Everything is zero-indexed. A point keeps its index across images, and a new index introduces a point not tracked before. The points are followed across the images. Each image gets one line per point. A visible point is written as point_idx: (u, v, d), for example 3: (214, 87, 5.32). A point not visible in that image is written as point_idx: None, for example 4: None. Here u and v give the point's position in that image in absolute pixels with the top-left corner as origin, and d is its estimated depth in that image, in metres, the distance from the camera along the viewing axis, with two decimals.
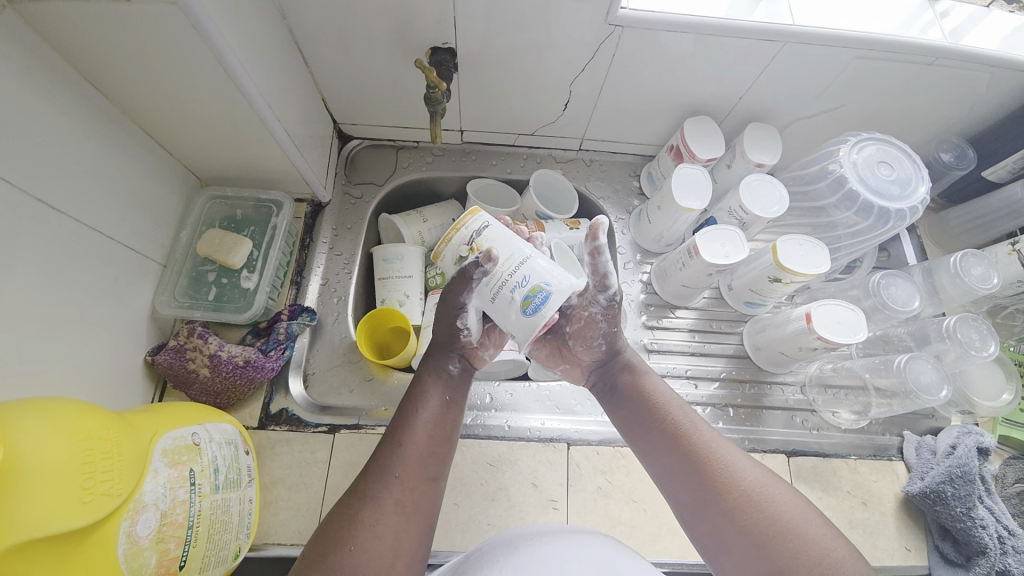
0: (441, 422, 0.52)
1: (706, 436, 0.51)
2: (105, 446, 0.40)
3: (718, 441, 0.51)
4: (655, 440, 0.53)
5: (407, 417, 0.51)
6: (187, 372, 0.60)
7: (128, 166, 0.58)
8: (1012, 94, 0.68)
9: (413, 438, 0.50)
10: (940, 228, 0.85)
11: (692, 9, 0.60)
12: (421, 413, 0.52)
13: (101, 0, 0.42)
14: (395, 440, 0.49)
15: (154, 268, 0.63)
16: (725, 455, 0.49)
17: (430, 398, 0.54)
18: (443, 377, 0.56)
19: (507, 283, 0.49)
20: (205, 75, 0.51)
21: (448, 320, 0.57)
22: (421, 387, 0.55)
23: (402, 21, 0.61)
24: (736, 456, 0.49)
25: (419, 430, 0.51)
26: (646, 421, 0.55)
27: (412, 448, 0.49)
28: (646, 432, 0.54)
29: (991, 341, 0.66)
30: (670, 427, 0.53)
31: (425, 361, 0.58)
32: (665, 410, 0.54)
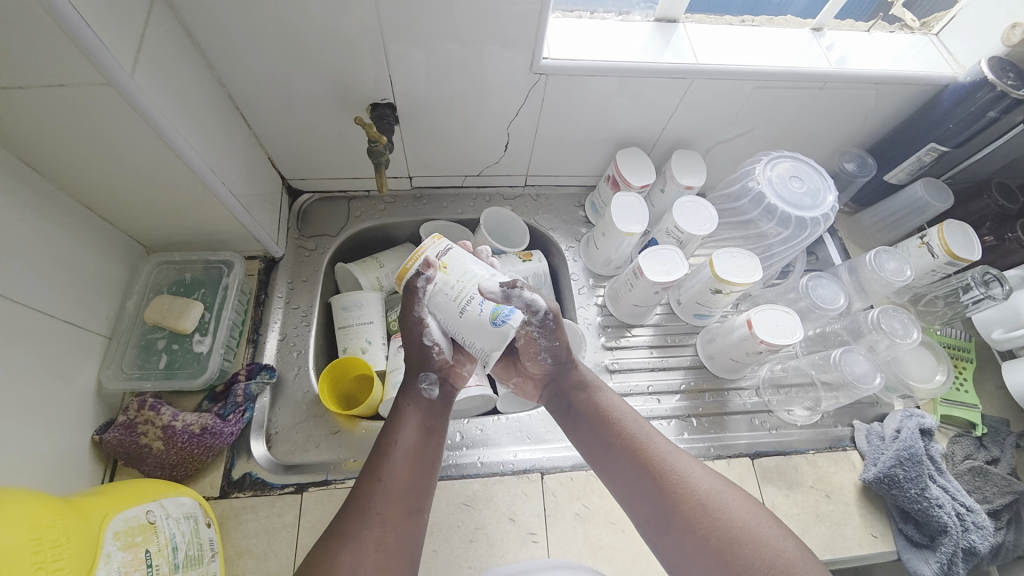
0: (421, 453, 0.52)
1: (664, 448, 0.53)
2: (53, 534, 0.39)
3: (675, 454, 0.53)
4: (612, 455, 0.54)
5: (384, 451, 0.51)
6: (139, 447, 0.58)
7: (66, 242, 0.57)
8: (896, 107, 0.77)
9: (392, 471, 0.50)
10: (857, 229, 0.93)
11: (609, 55, 0.66)
12: (401, 444, 0.52)
13: (35, 86, 0.43)
14: (374, 476, 0.49)
15: (99, 341, 0.61)
16: (682, 466, 0.51)
17: (408, 427, 0.54)
18: (423, 403, 0.57)
19: (472, 302, 0.51)
20: (144, 146, 0.52)
21: (417, 340, 0.57)
22: (399, 416, 0.55)
23: (341, 81, 0.64)
24: (693, 465, 0.52)
25: (400, 462, 0.51)
26: (604, 437, 0.56)
27: (392, 483, 0.49)
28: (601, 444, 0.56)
29: (913, 329, 0.72)
30: (627, 441, 0.54)
31: (402, 390, 0.58)
32: (621, 428, 0.55)
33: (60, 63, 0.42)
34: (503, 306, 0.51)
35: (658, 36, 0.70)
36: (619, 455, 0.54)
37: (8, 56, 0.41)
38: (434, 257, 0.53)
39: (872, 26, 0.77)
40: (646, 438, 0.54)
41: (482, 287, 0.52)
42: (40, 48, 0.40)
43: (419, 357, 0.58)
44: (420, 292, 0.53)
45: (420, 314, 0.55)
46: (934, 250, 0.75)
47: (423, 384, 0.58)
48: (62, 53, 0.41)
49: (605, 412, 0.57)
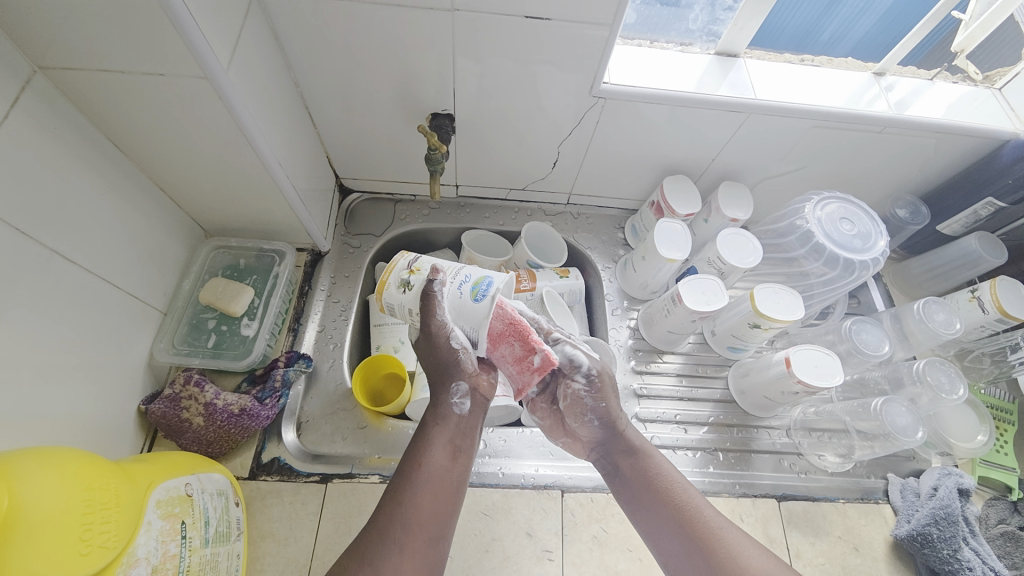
0: (446, 475, 0.53)
1: (714, 518, 0.52)
2: (104, 496, 0.40)
3: (727, 530, 0.51)
4: (662, 521, 0.53)
5: (409, 471, 0.52)
6: (180, 421, 0.60)
7: (138, 219, 0.60)
8: (954, 157, 0.76)
9: (416, 497, 0.50)
10: (902, 277, 0.91)
11: (667, 84, 0.67)
12: (427, 464, 0.53)
13: (137, 72, 0.47)
14: (396, 500, 0.50)
15: (155, 315, 0.64)
16: (730, 542, 0.50)
17: (435, 451, 0.54)
18: (452, 421, 0.57)
19: (450, 284, 0.56)
20: (221, 135, 0.55)
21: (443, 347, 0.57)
22: (426, 436, 0.55)
23: (405, 91, 0.67)
24: (743, 540, 0.51)
25: (426, 486, 0.51)
26: (655, 496, 0.55)
27: (413, 507, 0.49)
28: (649, 512, 0.55)
29: (960, 384, 0.70)
30: (680, 506, 0.53)
31: (431, 407, 0.58)
32: (677, 491, 0.54)
33: (162, 55, 0.45)
34: (481, 283, 0.55)
35: (716, 68, 0.70)
36: (670, 519, 0.53)
37: (120, 44, 0.44)
38: (407, 265, 0.58)
39: (934, 75, 0.76)
40: (697, 507, 0.53)
41: (459, 271, 0.57)
42: (147, 40, 0.44)
43: (445, 365, 0.58)
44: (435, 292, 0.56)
45: (441, 317, 0.56)
46: (985, 305, 0.73)
47: (452, 400, 0.58)
48: (168, 46, 0.44)
49: (655, 473, 0.56)
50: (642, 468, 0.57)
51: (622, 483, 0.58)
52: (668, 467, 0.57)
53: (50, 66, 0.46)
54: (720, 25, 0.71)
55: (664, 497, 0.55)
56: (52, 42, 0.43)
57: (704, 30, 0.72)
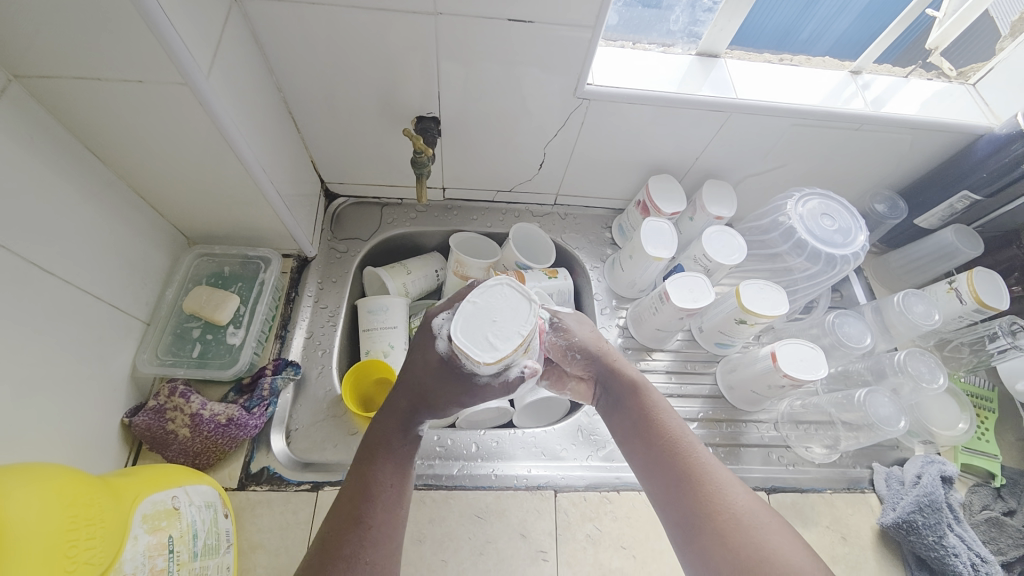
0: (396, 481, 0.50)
1: (704, 457, 0.50)
2: (88, 513, 0.40)
3: (716, 469, 0.49)
4: (650, 458, 0.52)
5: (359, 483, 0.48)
6: (165, 433, 0.59)
7: (118, 228, 0.59)
8: (929, 153, 0.78)
9: (383, 517, 0.47)
10: (883, 270, 0.93)
11: (650, 85, 0.68)
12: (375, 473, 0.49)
13: (115, 79, 0.46)
14: (351, 518, 0.46)
15: (137, 326, 0.63)
16: (717, 481, 0.48)
17: (394, 469, 0.50)
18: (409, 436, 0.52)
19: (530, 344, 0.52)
20: (202, 141, 0.54)
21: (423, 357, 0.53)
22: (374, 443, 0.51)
23: (390, 94, 0.67)
24: (732, 482, 0.48)
25: (387, 507, 0.48)
26: (647, 433, 0.53)
27: (381, 530, 0.46)
28: (641, 441, 0.53)
29: (940, 374, 0.72)
30: (670, 442, 0.51)
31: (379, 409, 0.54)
32: (670, 429, 0.53)
33: (140, 61, 0.44)
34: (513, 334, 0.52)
35: (698, 68, 0.72)
36: (659, 457, 0.51)
37: (97, 50, 0.43)
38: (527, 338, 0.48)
39: (909, 72, 0.78)
40: (687, 444, 0.51)
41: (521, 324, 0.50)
42: (126, 46, 0.43)
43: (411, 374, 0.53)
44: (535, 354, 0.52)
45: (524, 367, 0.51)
46: (962, 296, 0.75)
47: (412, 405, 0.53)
48: (147, 52, 0.43)
49: (649, 411, 0.55)
50: (637, 405, 0.55)
51: (616, 416, 0.57)
52: (663, 404, 0.55)
53: (23, 74, 0.45)
54: (701, 25, 0.72)
55: (656, 430, 0.53)
56: (26, 49, 0.42)
57: (686, 31, 0.73)
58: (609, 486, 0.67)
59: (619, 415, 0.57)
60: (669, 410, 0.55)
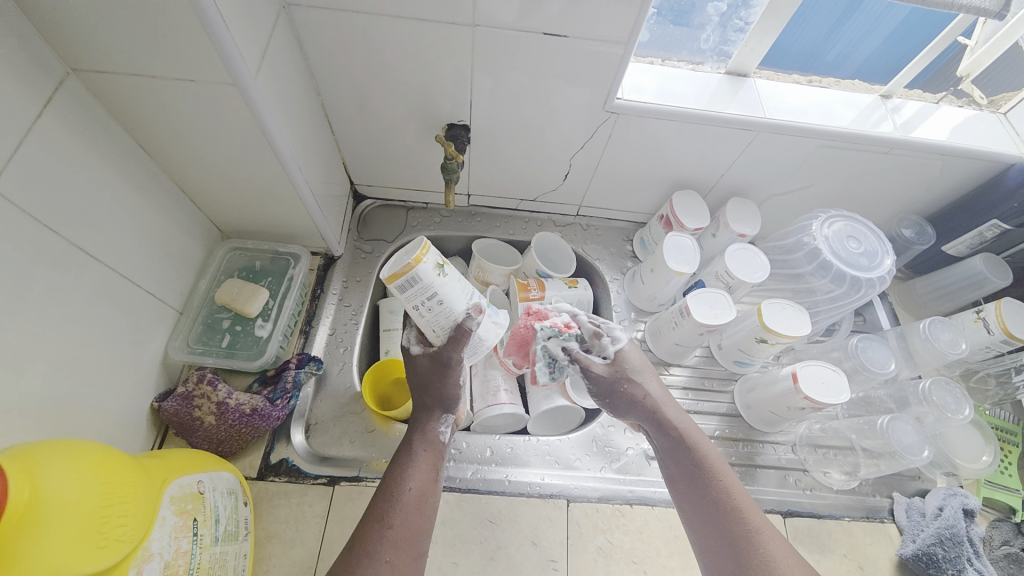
0: (426, 498, 0.53)
1: (754, 518, 0.52)
2: (122, 490, 0.41)
3: (767, 530, 0.51)
4: (703, 516, 0.54)
5: (390, 491, 0.52)
6: (192, 419, 0.61)
7: (159, 218, 0.61)
8: (960, 180, 0.77)
9: (405, 519, 0.50)
10: (908, 296, 0.91)
11: (678, 101, 0.69)
12: (406, 487, 0.52)
13: (167, 78, 0.49)
14: (386, 525, 0.49)
15: (171, 314, 0.65)
16: (768, 543, 0.50)
17: (418, 471, 0.54)
18: (431, 444, 0.57)
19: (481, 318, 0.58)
20: (244, 139, 0.56)
21: (452, 380, 0.59)
22: (408, 460, 0.55)
23: (423, 101, 0.69)
24: (780, 544, 0.50)
25: (409, 508, 0.51)
26: (701, 490, 0.55)
27: (404, 529, 0.49)
28: (696, 494, 0.55)
29: (966, 404, 0.70)
30: (724, 501, 0.53)
31: (414, 427, 0.58)
32: (724, 485, 0.54)
33: (192, 62, 0.47)
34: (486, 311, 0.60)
35: (727, 87, 0.72)
36: (711, 516, 0.53)
37: (152, 51, 0.46)
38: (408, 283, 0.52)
39: (940, 98, 0.78)
40: (742, 502, 0.53)
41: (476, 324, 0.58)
42: (179, 47, 0.45)
43: (438, 395, 0.59)
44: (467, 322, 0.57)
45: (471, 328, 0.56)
46: (990, 326, 0.73)
47: (439, 429, 0.59)
48: (200, 53, 0.46)
49: (705, 465, 0.56)
50: (693, 457, 0.57)
51: (666, 464, 0.58)
52: (716, 458, 0.57)
53: (83, 69, 0.48)
54: (731, 45, 0.73)
55: (710, 485, 0.55)
56: (88, 46, 0.45)
57: (715, 51, 0.74)
58: (622, 499, 0.67)
59: (670, 464, 0.58)
60: (720, 462, 0.57)
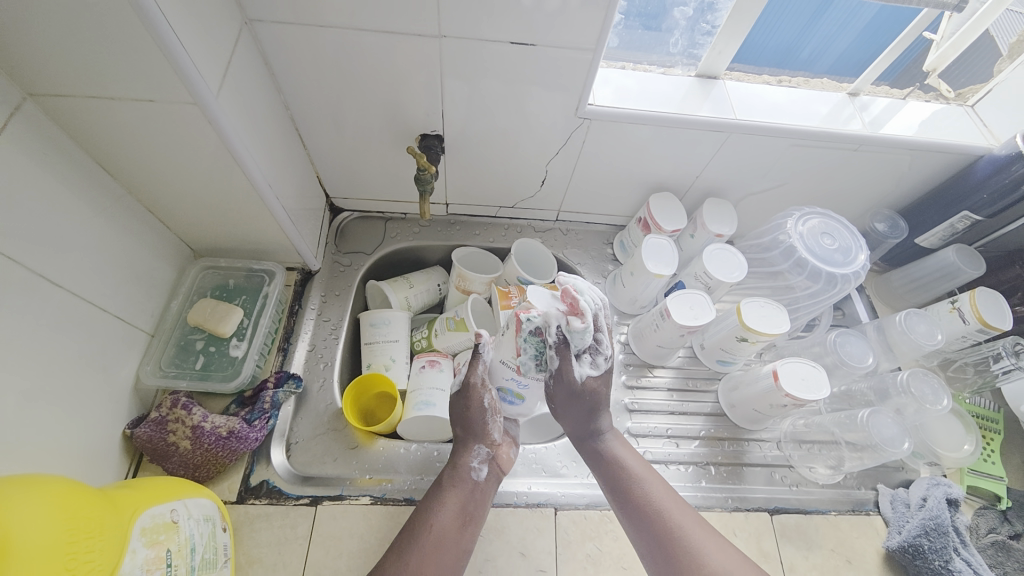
0: (455, 537, 0.56)
1: (678, 519, 0.57)
2: (88, 525, 0.40)
3: (691, 524, 0.57)
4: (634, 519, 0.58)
5: (417, 528, 0.56)
6: (167, 445, 0.59)
7: (126, 240, 0.60)
8: (928, 173, 0.79)
9: (425, 557, 0.53)
10: (885, 288, 0.93)
11: (651, 105, 0.69)
12: (435, 525, 0.56)
13: (126, 98, 0.47)
14: (402, 562, 0.53)
15: (142, 338, 0.63)
16: (692, 536, 0.56)
17: (443, 511, 0.57)
18: (458, 482, 0.60)
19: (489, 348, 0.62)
20: (211, 157, 0.55)
21: (474, 404, 0.64)
22: (439, 496, 0.59)
23: (395, 112, 0.68)
24: (707, 539, 0.56)
25: (434, 545, 0.54)
26: (628, 497, 0.60)
27: (417, 570, 0.52)
28: (629, 505, 0.59)
29: (944, 395, 0.71)
30: (649, 507, 0.58)
31: (449, 469, 0.62)
32: (647, 491, 0.60)
33: (153, 81, 0.46)
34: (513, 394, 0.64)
35: (698, 90, 0.73)
36: (643, 519, 0.58)
37: (110, 70, 0.45)
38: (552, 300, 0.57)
39: (907, 94, 0.80)
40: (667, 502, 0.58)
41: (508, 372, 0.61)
42: (139, 66, 0.44)
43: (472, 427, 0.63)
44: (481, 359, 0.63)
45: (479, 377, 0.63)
46: (965, 316, 0.74)
47: (472, 464, 0.62)
48: (161, 72, 0.45)
49: (629, 472, 0.62)
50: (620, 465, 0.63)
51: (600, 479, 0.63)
52: (640, 464, 0.63)
53: (40, 93, 0.46)
54: (700, 48, 0.74)
55: (637, 495, 0.60)
56: (42, 69, 0.44)
57: (685, 54, 0.75)
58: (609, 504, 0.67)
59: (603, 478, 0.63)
60: (645, 471, 0.62)
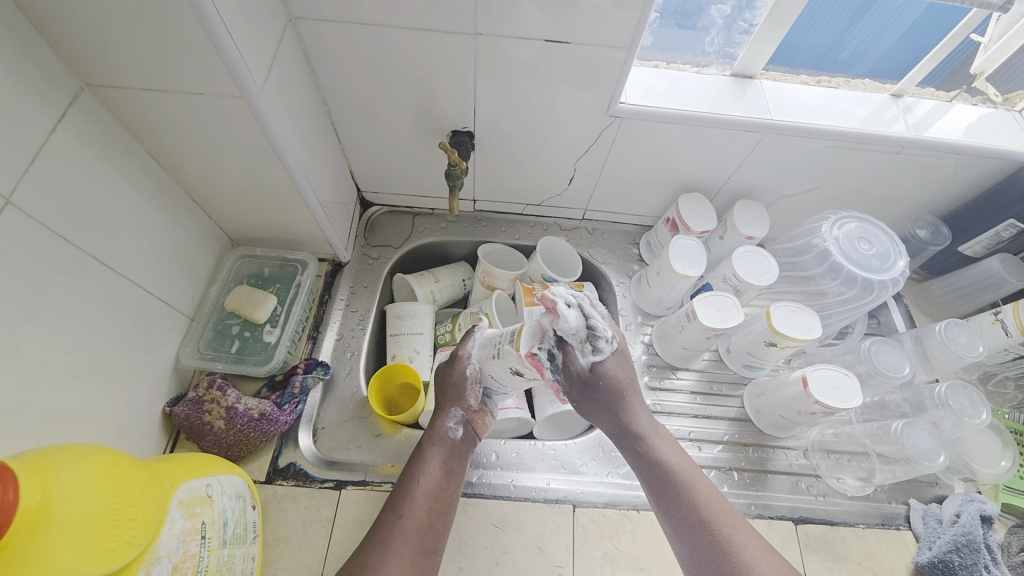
0: (441, 493, 0.57)
1: (725, 525, 0.54)
2: (131, 494, 0.42)
3: (737, 529, 0.54)
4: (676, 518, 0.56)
5: (406, 486, 0.56)
6: (202, 423, 0.62)
7: (170, 227, 0.63)
8: (975, 179, 0.75)
9: (413, 511, 0.54)
10: (924, 297, 0.89)
11: (683, 104, 0.69)
12: (422, 481, 0.57)
13: (175, 90, 0.50)
14: (396, 515, 0.54)
15: (182, 321, 0.66)
16: (739, 543, 0.53)
17: (426, 469, 0.58)
18: (438, 441, 0.61)
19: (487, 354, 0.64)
20: (252, 149, 0.57)
21: (456, 372, 0.65)
22: (423, 456, 0.59)
23: (427, 109, 0.70)
24: (755, 546, 0.53)
25: (422, 502, 0.55)
26: (673, 497, 0.57)
27: (411, 521, 0.53)
28: (671, 506, 0.57)
29: (984, 409, 0.68)
30: (694, 510, 0.55)
31: (429, 429, 0.63)
32: (692, 494, 0.56)
33: (199, 75, 0.48)
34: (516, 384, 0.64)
35: (732, 89, 0.72)
36: (686, 518, 0.56)
37: (161, 64, 0.47)
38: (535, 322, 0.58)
39: (953, 96, 0.77)
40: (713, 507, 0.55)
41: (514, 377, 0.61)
42: (187, 60, 0.47)
43: (450, 392, 0.64)
44: (474, 336, 0.66)
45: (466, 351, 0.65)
46: (1008, 328, 0.71)
47: (449, 425, 0.62)
48: (208, 66, 0.47)
49: (674, 473, 0.58)
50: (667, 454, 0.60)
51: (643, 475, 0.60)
52: (683, 464, 0.59)
53: (97, 84, 0.49)
54: (736, 47, 0.73)
55: (681, 497, 0.57)
56: (101, 62, 0.47)
57: (721, 52, 0.74)
58: (628, 504, 0.66)
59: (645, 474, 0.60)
60: (690, 469, 0.59)
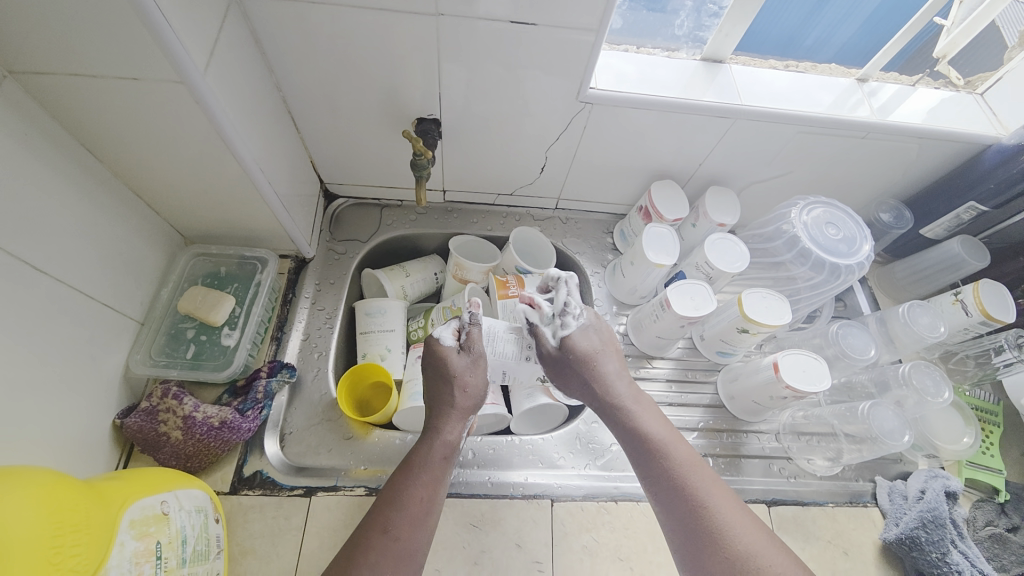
0: (434, 507, 0.54)
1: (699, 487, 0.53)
2: (74, 518, 0.39)
3: (713, 493, 0.53)
4: (660, 489, 0.55)
5: (398, 500, 0.53)
6: (158, 435, 0.58)
7: (113, 227, 0.58)
8: (937, 162, 0.77)
9: (408, 530, 0.51)
10: (888, 280, 0.92)
11: (655, 90, 0.67)
12: (418, 495, 0.53)
13: (108, 76, 0.45)
14: (388, 536, 0.50)
15: (131, 326, 0.62)
16: (714, 507, 0.52)
17: (426, 483, 0.54)
18: (444, 453, 0.57)
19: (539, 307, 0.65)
20: (200, 140, 0.53)
21: (474, 367, 0.62)
22: (421, 466, 0.56)
23: (390, 96, 0.66)
24: (728, 511, 0.51)
25: (415, 519, 0.52)
26: (649, 458, 0.56)
27: (406, 543, 0.50)
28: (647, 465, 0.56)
29: (945, 388, 0.70)
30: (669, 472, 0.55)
31: (429, 434, 0.59)
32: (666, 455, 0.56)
33: (136, 60, 0.44)
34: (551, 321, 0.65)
35: (703, 74, 0.71)
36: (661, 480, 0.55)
37: (90, 47, 0.43)
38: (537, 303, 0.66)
39: (916, 80, 0.77)
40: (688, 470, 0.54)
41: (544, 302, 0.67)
42: (120, 44, 0.42)
43: (459, 395, 0.61)
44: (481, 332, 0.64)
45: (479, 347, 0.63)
46: (968, 308, 0.73)
47: (457, 433, 0.59)
48: (144, 51, 0.43)
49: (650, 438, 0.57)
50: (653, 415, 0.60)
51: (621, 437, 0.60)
52: (661, 427, 0.58)
53: (18, 71, 0.44)
54: (706, 30, 0.71)
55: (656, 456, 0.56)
56: (20, 46, 0.42)
57: (690, 36, 0.72)
58: (607, 496, 0.66)
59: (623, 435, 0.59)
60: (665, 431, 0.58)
